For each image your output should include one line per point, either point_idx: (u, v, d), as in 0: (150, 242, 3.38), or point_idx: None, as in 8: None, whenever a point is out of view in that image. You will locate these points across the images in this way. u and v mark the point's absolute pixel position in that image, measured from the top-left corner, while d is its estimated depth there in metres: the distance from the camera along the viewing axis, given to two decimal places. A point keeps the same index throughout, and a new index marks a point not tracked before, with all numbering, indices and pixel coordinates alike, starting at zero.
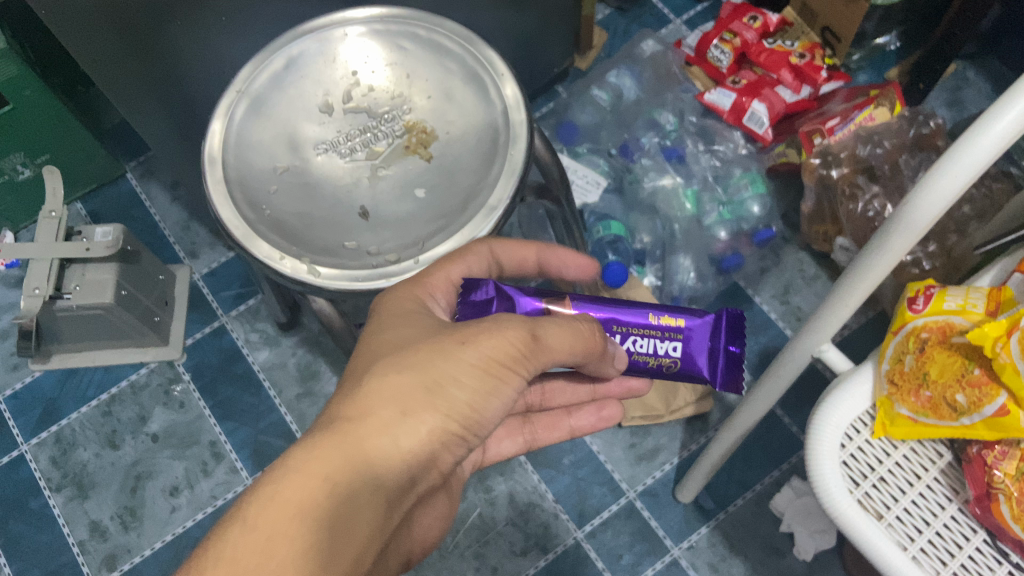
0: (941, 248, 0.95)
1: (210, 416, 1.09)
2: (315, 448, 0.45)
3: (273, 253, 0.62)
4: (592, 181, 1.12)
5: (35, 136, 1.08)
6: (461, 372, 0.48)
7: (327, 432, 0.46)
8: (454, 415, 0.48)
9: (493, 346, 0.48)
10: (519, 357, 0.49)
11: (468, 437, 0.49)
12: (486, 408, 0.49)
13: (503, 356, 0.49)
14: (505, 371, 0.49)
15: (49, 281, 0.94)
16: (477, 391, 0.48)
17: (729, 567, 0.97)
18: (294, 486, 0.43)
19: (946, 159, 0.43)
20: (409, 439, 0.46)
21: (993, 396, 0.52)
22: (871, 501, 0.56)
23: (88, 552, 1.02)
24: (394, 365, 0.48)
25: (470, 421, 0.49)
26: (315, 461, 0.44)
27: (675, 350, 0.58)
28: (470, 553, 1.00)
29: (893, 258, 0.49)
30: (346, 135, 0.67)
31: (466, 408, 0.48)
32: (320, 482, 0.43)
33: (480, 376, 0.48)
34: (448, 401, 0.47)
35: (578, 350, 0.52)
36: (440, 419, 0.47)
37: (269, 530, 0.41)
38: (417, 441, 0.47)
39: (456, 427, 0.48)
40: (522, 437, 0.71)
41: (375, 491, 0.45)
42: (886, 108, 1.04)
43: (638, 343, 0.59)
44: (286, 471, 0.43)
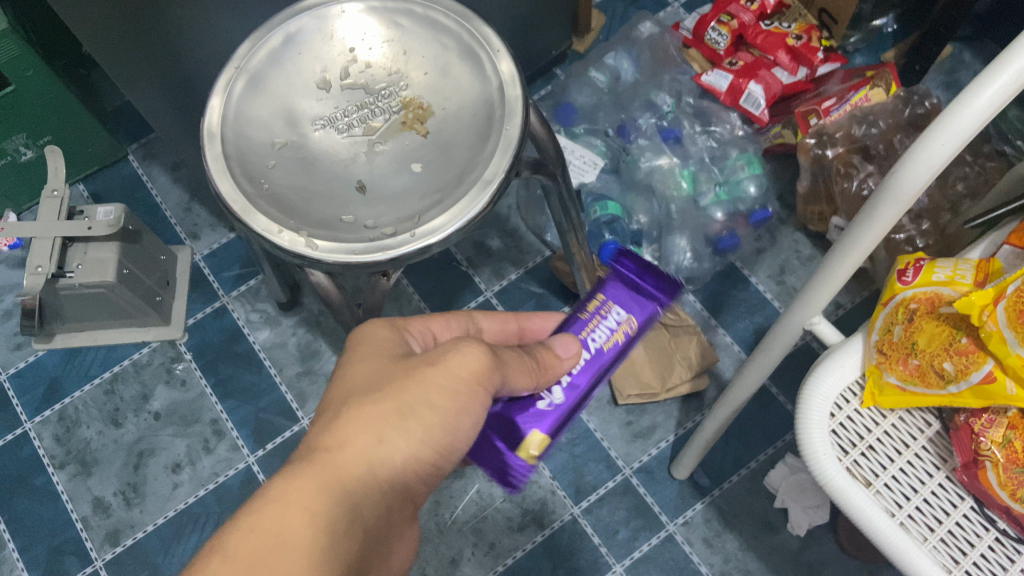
0: (935, 226, 0.96)
1: (212, 395, 1.10)
2: (294, 480, 0.45)
3: (271, 227, 0.63)
4: (590, 161, 1.11)
5: (37, 117, 1.08)
6: (433, 396, 0.49)
7: (304, 465, 0.46)
8: (427, 437, 0.49)
9: (461, 366, 0.50)
10: (487, 375, 0.51)
11: (442, 460, 0.51)
12: (459, 430, 0.51)
13: (471, 374, 0.50)
14: (475, 391, 0.51)
15: (51, 260, 0.95)
16: (449, 413, 0.50)
17: (723, 542, 0.99)
18: (275, 515, 0.43)
19: (932, 128, 0.44)
20: (386, 463, 0.48)
21: (980, 364, 0.53)
22: (860, 468, 0.56)
23: (92, 527, 1.03)
24: (366, 395, 0.50)
25: (444, 445, 0.50)
26: (295, 491, 0.44)
27: (621, 314, 0.60)
28: (468, 528, 1.01)
29: (883, 228, 0.49)
30: (344, 111, 0.67)
31: (440, 430, 0.49)
32: (301, 511, 0.44)
33: (452, 398, 0.50)
34: (422, 424, 0.49)
35: (535, 371, 0.55)
36: (415, 445, 0.49)
37: (250, 559, 0.41)
38: (394, 464, 0.48)
39: (429, 451, 0.50)
40: None
41: (355, 516, 0.46)
42: (882, 88, 1.03)
43: (594, 333, 0.59)
44: (266, 502, 0.44)
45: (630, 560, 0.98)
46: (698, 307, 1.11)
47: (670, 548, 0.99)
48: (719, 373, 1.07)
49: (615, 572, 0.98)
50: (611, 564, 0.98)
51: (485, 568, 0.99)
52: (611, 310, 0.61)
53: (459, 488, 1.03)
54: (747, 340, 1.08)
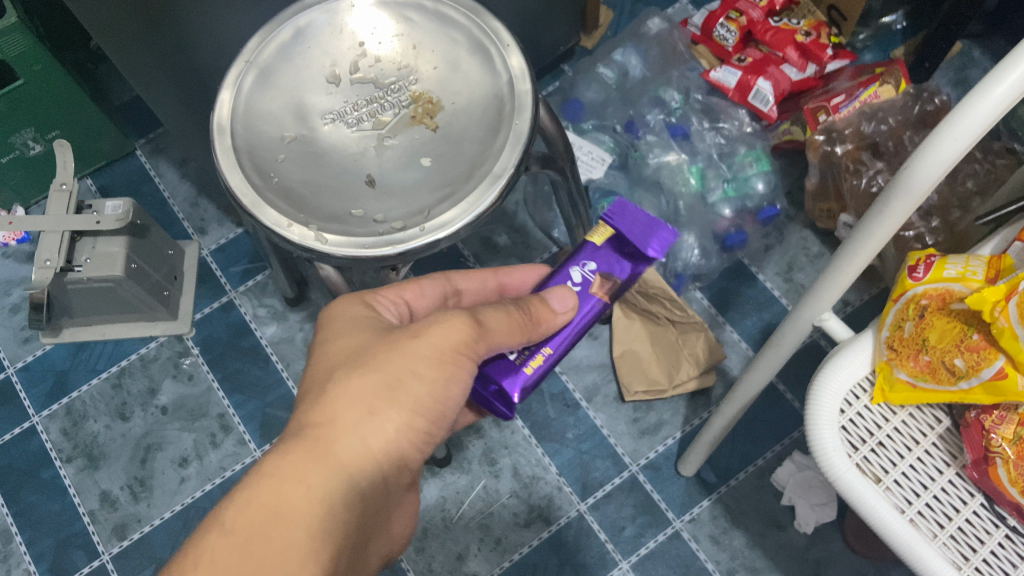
0: (944, 224, 0.96)
1: (219, 390, 1.10)
2: (288, 457, 0.47)
3: (280, 220, 0.63)
4: (598, 158, 1.12)
5: (45, 112, 1.09)
6: (418, 366, 0.51)
7: (297, 441, 0.48)
8: (416, 407, 0.51)
9: (443, 337, 0.51)
10: (469, 344, 0.52)
11: (432, 428, 0.53)
12: (447, 396, 0.53)
13: (454, 343, 0.52)
14: (457, 359, 0.52)
15: (60, 253, 0.96)
16: (435, 382, 0.51)
17: (730, 539, 0.98)
18: (271, 490, 0.45)
19: (945, 122, 0.43)
20: (377, 435, 0.50)
21: (991, 360, 0.53)
22: (869, 465, 0.56)
23: (99, 521, 1.04)
24: (353, 369, 0.51)
25: (433, 413, 0.52)
26: (289, 466, 0.46)
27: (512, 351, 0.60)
28: (475, 524, 1.01)
29: (893, 225, 0.49)
30: (353, 105, 0.67)
31: (427, 399, 0.51)
32: (296, 485, 0.46)
33: (436, 367, 0.51)
34: (410, 396, 0.51)
35: (520, 334, 0.55)
36: (405, 415, 0.51)
37: (247, 532, 0.43)
38: (386, 436, 0.50)
39: (421, 420, 0.52)
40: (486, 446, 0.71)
41: (351, 489, 0.48)
42: (891, 85, 1.03)
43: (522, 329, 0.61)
44: (261, 478, 0.45)
45: (636, 557, 0.98)
46: (706, 304, 1.11)
47: (676, 545, 0.98)
48: (726, 369, 1.06)
49: (621, 569, 0.98)
50: (618, 561, 0.98)
51: (491, 564, 0.99)
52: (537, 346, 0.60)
53: (466, 483, 1.03)
54: (754, 337, 1.08)
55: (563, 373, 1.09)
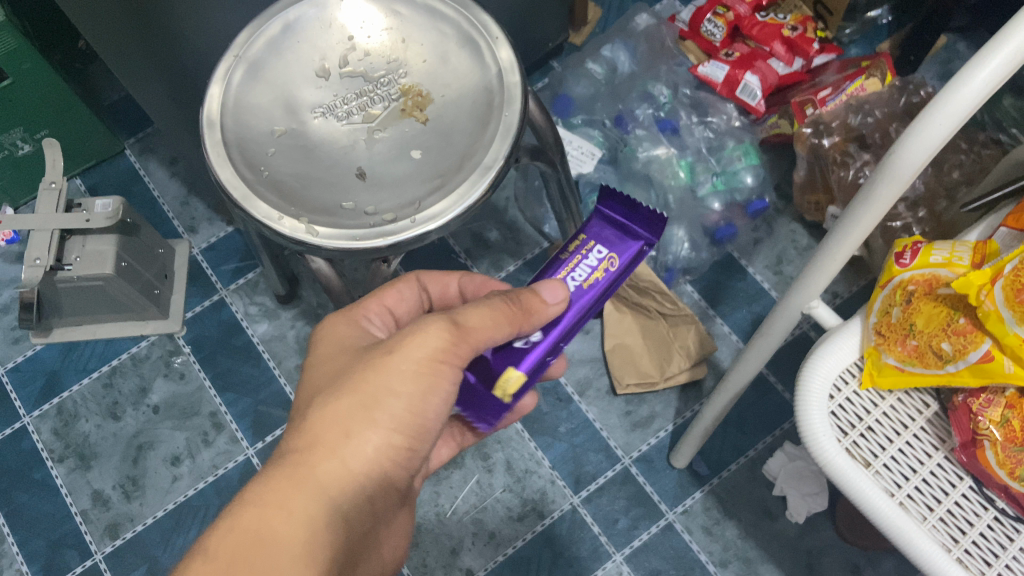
0: (931, 214, 0.97)
1: (211, 388, 1.10)
2: (269, 483, 0.47)
3: (271, 214, 0.63)
4: (588, 152, 1.11)
5: (34, 112, 1.08)
6: (394, 379, 0.51)
7: (279, 467, 0.48)
8: (395, 424, 0.51)
9: (422, 349, 0.51)
10: (449, 351, 0.52)
11: (417, 445, 0.53)
12: (428, 410, 0.52)
13: (431, 354, 0.51)
14: (437, 369, 0.52)
15: (49, 252, 0.95)
16: (413, 396, 0.51)
17: (722, 530, 0.99)
18: (255, 517, 0.45)
19: (928, 107, 0.44)
20: (357, 455, 0.50)
21: (977, 343, 0.53)
22: (859, 449, 0.56)
23: (91, 521, 1.03)
24: (331, 393, 0.51)
25: (415, 427, 0.52)
26: (272, 493, 0.47)
27: (603, 252, 0.65)
28: (468, 518, 1.01)
29: (880, 209, 0.49)
30: (343, 99, 0.67)
31: (406, 416, 0.51)
32: (278, 511, 0.46)
33: (416, 381, 0.51)
34: (390, 414, 0.51)
35: (504, 325, 0.54)
36: (384, 434, 0.51)
37: (228, 559, 0.43)
38: (370, 456, 0.50)
39: (401, 437, 0.51)
40: (455, 442, 0.70)
41: (335, 511, 0.48)
42: (877, 78, 1.05)
43: (575, 274, 0.64)
44: (246, 505, 0.46)
45: (630, 549, 0.99)
46: (696, 298, 1.11)
47: (670, 537, 0.99)
48: (717, 362, 1.07)
49: (615, 561, 0.98)
50: (611, 553, 0.99)
51: (484, 559, 0.99)
52: (589, 250, 0.65)
53: (459, 478, 1.03)
54: (744, 329, 1.09)
55: None
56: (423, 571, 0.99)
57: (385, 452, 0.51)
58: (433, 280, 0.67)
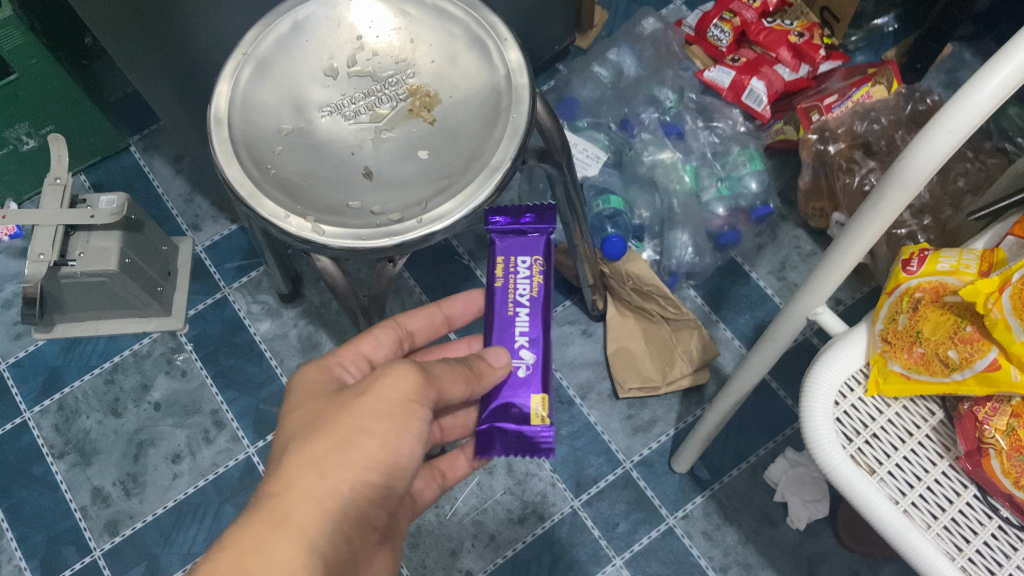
0: (936, 222, 0.97)
1: (212, 386, 1.10)
2: (244, 529, 0.44)
3: (278, 212, 0.63)
4: (593, 155, 1.09)
5: (39, 107, 1.08)
6: (367, 417, 0.50)
7: (254, 513, 0.45)
8: (371, 461, 0.49)
9: (392, 388, 0.51)
10: (420, 392, 0.52)
11: (392, 482, 0.51)
12: (403, 447, 0.51)
13: (401, 392, 0.51)
14: (409, 408, 0.51)
15: (54, 247, 0.95)
16: (388, 433, 0.50)
17: (723, 535, 0.99)
18: (231, 561, 0.42)
19: (938, 115, 0.43)
20: (332, 490, 0.47)
21: (984, 352, 0.53)
22: (863, 456, 0.56)
23: (90, 517, 1.03)
24: (305, 437, 0.49)
25: (391, 465, 0.50)
26: (248, 538, 0.43)
27: (526, 263, 0.69)
28: (469, 520, 1.01)
29: (890, 215, 0.49)
30: (351, 98, 0.68)
31: (381, 453, 0.49)
32: (257, 554, 0.43)
33: (389, 418, 0.50)
34: (366, 451, 0.49)
35: (462, 382, 0.56)
36: (360, 471, 0.49)
37: None
38: (346, 491, 0.48)
39: (376, 475, 0.49)
40: (437, 485, 0.71)
41: (314, 554, 0.45)
42: (882, 86, 1.05)
43: (520, 288, 0.68)
44: (222, 552, 0.42)
45: (629, 553, 0.98)
46: (699, 302, 1.12)
47: (670, 542, 0.99)
48: (719, 367, 1.07)
49: (615, 565, 0.98)
50: (611, 557, 0.98)
51: (484, 561, 0.99)
52: (516, 264, 0.69)
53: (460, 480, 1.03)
54: (747, 335, 1.09)
55: (556, 370, 1.09)
56: (423, 572, 0.99)
57: (362, 488, 0.49)
58: (413, 318, 0.71)
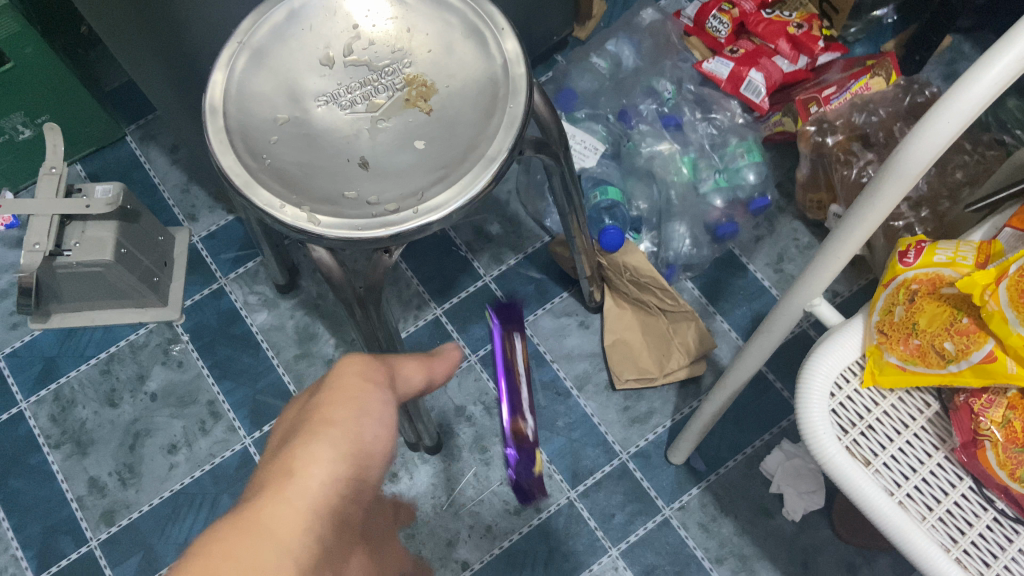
0: (933, 214, 0.96)
1: (209, 376, 1.10)
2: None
3: (273, 201, 0.63)
4: (591, 146, 1.09)
5: (35, 97, 1.08)
6: (324, 413, 0.44)
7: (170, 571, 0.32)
8: (344, 441, 0.43)
9: (340, 379, 0.46)
10: (373, 375, 0.47)
11: (374, 464, 0.44)
12: (371, 425, 0.45)
13: (354, 377, 0.46)
14: (366, 389, 0.46)
15: (49, 237, 0.95)
16: (351, 415, 0.44)
17: (718, 526, 0.99)
18: None
19: (936, 106, 0.43)
20: (308, 493, 0.39)
21: (980, 343, 0.53)
22: (858, 448, 0.56)
23: (87, 507, 1.03)
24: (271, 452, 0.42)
25: (367, 444, 0.44)
26: None
27: None
28: (465, 511, 1.01)
29: (887, 206, 0.49)
30: (347, 88, 0.67)
31: (349, 440, 0.43)
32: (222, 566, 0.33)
33: (345, 405, 0.45)
34: (336, 441, 0.42)
35: (412, 370, 0.52)
36: (338, 453, 0.42)
37: None
38: (323, 499, 0.40)
39: (356, 454, 0.43)
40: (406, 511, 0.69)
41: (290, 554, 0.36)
42: (882, 77, 1.06)
43: None
44: None
45: (625, 544, 0.99)
46: (696, 294, 1.12)
47: (666, 533, 0.99)
48: (716, 359, 1.07)
49: (611, 556, 0.98)
50: (607, 548, 0.99)
51: (480, 551, 0.99)
52: None
53: (456, 471, 1.03)
54: (744, 327, 1.09)
55: (553, 361, 1.09)
56: (420, 562, 0.99)
57: (342, 481, 0.41)
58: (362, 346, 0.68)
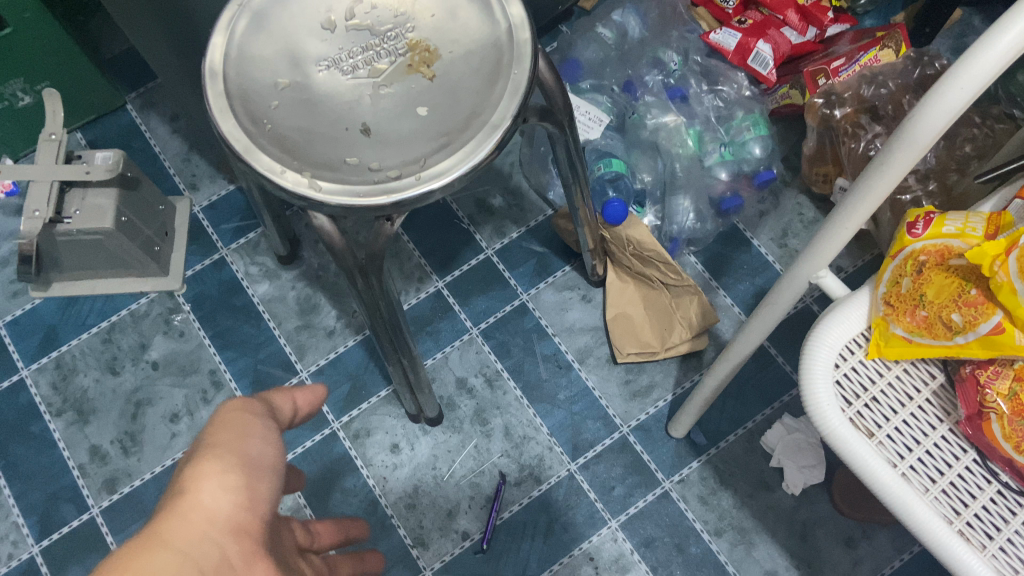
0: (941, 187, 0.96)
1: (210, 346, 1.10)
2: None
3: (273, 167, 0.62)
4: (595, 118, 1.08)
5: (34, 63, 1.07)
6: (206, 440, 0.48)
7: None
8: (226, 466, 0.47)
9: (222, 409, 0.51)
10: (252, 408, 0.52)
11: (258, 482, 0.48)
12: (249, 449, 0.49)
13: (232, 411, 0.50)
14: (244, 419, 0.50)
15: (48, 205, 0.95)
16: (229, 443, 0.48)
17: (718, 500, 0.99)
18: None
19: (952, 71, 0.42)
20: (200, 507, 0.45)
21: (988, 315, 0.53)
22: (862, 419, 0.55)
23: (88, 475, 1.03)
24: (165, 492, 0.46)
25: (249, 465, 0.48)
26: None
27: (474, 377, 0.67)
28: (465, 482, 1.01)
29: (898, 174, 0.48)
30: (348, 52, 0.66)
31: (235, 456, 0.48)
32: None
33: (227, 430, 0.49)
34: (224, 459, 0.47)
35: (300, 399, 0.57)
36: (219, 480, 0.46)
37: None
38: (217, 510, 0.45)
39: (239, 476, 0.47)
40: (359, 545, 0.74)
41: None
42: (891, 49, 1.04)
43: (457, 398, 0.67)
44: None
45: (625, 516, 0.99)
46: (699, 269, 1.11)
47: (665, 506, 0.99)
48: (718, 333, 1.07)
49: (610, 528, 0.99)
50: (607, 520, 0.99)
51: (480, 522, 0.99)
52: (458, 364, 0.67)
53: (456, 443, 1.03)
54: (747, 301, 1.09)
55: (554, 335, 1.09)
56: (420, 533, 0.99)
57: (235, 493, 0.46)
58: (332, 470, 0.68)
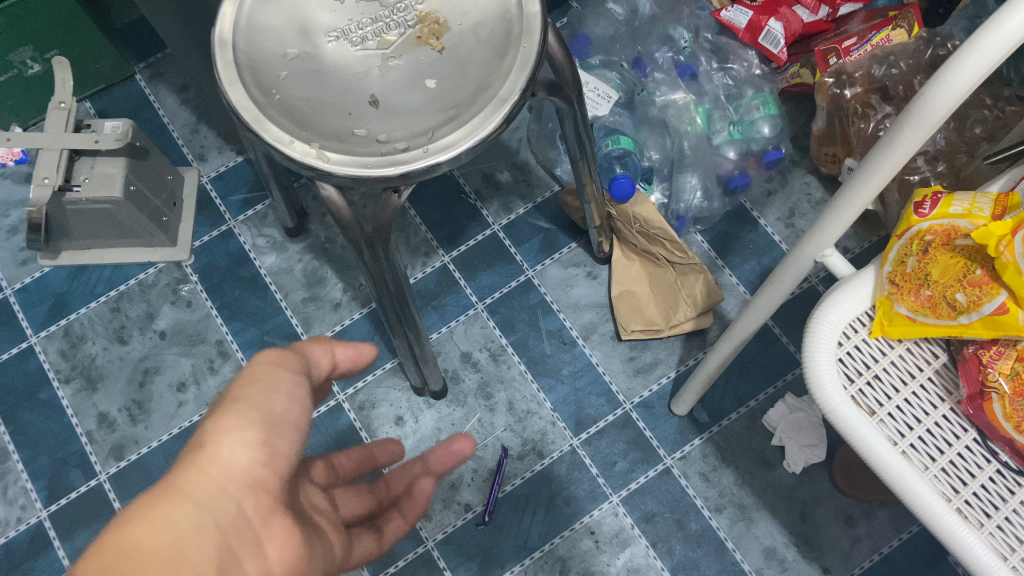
0: (950, 168, 0.96)
1: (217, 317, 1.11)
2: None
3: (282, 137, 0.62)
4: (604, 94, 1.07)
5: (43, 31, 1.06)
6: (232, 392, 0.46)
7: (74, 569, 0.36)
8: (247, 422, 0.45)
9: (255, 359, 0.48)
10: (284, 360, 0.49)
11: (281, 442, 0.46)
12: (275, 405, 0.47)
13: (262, 362, 0.48)
14: (273, 372, 0.48)
15: (58, 171, 0.95)
16: (256, 397, 0.46)
17: (719, 477, 1.00)
18: None
19: (963, 48, 0.42)
20: (218, 461, 0.43)
21: (993, 295, 0.53)
22: (864, 398, 0.56)
23: (96, 441, 1.05)
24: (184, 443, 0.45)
25: (272, 422, 0.46)
26: None
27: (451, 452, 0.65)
28: (469, 455, 1.02)
29: (905, 153, 0.48)
30: (358, 24, 0.66)
31: (258, 412, 0.46)
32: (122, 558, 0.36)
33: (254, 383, 0.47)
34: (247, 415, 0.45)
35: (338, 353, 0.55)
36: (239, 436, 0.44)
37: None
38: (236, 464, 0.44)
39: (259, 434, 0.45)
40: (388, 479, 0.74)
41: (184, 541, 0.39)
42: (903, 28, 1.04)
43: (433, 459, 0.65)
44: None
45: (626, 491, 1.00)
46: (705, 248, 1.11)
47: (667, 482, 1.00)
48: (723, 312, 1.07)
49: (612, 502, 1.00)
50: (608, 494, 1.00)
51: (483, 495, 1.01)
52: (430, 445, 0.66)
53: (461, 416, 1.04)
54: (752, 281, 1.09)
55: (560, 311, 1.09)
56: (423, 504, 1.00)
57: (254, 449, 0.45)
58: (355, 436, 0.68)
